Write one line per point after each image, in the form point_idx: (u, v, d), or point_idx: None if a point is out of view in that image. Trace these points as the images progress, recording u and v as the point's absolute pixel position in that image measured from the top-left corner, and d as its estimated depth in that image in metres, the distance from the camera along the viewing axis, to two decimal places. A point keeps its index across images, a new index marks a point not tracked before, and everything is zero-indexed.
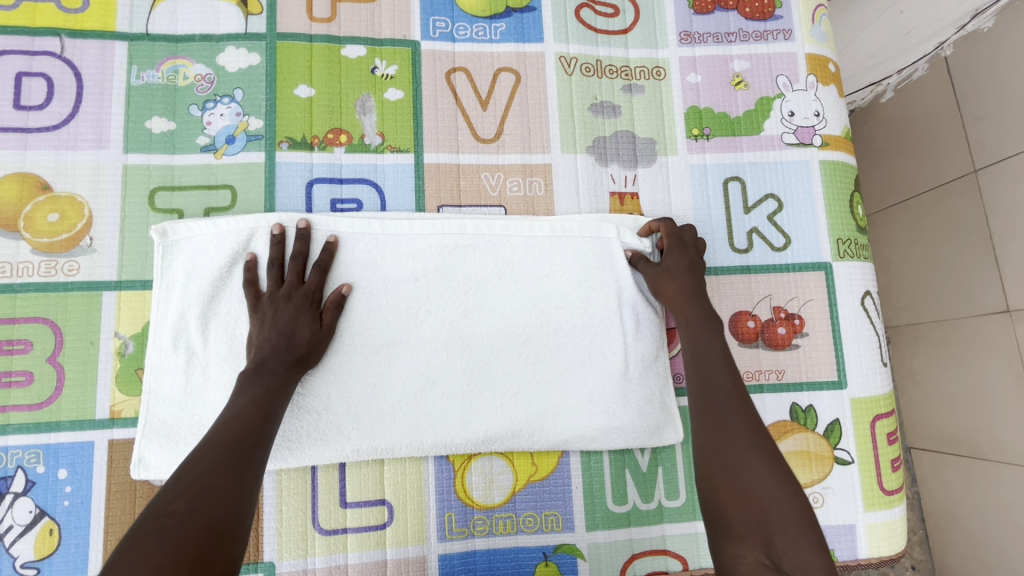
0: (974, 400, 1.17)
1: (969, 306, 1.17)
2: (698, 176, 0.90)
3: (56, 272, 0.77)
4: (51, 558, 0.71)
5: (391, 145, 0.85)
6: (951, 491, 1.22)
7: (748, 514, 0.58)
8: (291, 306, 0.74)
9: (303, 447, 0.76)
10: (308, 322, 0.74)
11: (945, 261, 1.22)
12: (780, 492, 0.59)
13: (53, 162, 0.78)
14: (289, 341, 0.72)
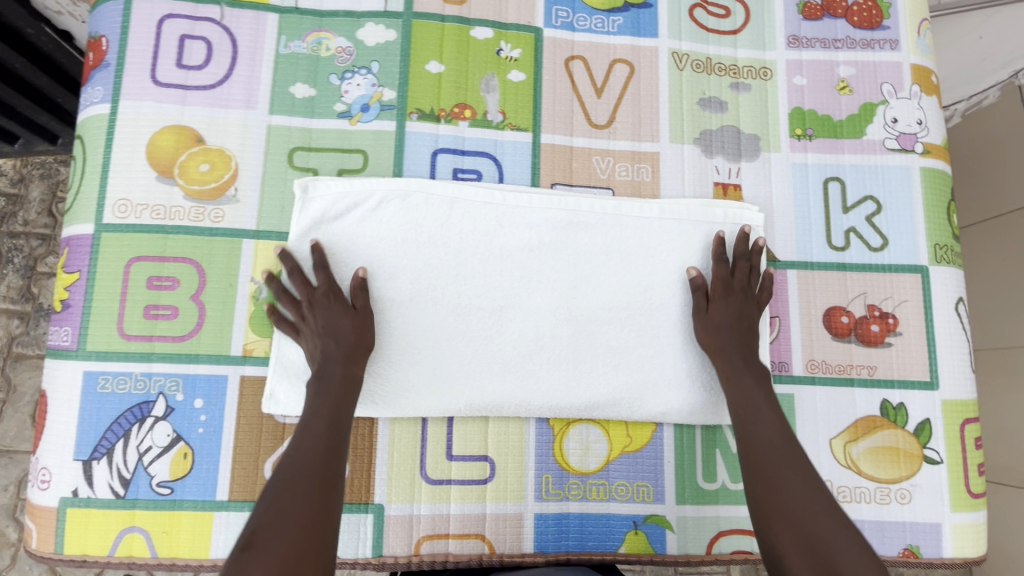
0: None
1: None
2: (800, 173, 0.94)
3: (204, 218, 0.83)
4: (184, 479, 0.77)
5: (511, 123, 0.90)
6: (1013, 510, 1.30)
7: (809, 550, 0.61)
8: (333, 302, 0.76)
9: (419, 398, 0.81)
10: (344, 314, 0.76)
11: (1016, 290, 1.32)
12: (844, 534, 0.62)
13: (207, 117, 0.85)
14: (333, 335, 0.75)
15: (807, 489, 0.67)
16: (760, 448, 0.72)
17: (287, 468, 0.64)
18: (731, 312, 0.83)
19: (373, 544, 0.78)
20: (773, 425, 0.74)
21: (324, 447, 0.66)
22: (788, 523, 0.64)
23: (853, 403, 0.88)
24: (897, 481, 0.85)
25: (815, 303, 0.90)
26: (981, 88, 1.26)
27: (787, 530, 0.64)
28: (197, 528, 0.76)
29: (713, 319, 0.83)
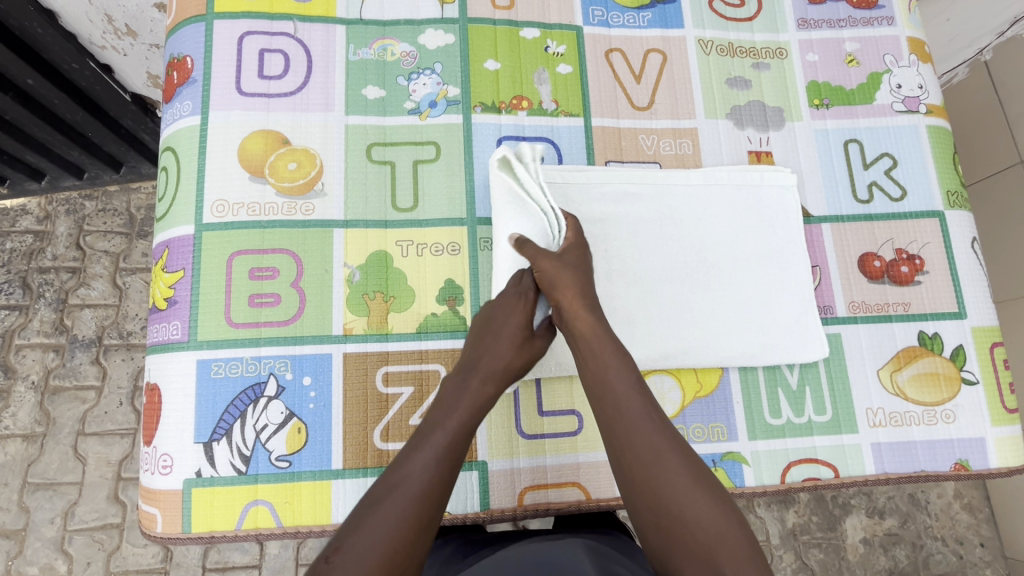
0: None
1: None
2: (822, 138, 1.05)
3: (297, 211, 0.90)
4: (301, 452, 0.82)
5: (564, 110, 0.99)
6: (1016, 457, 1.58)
7: (698, 557, 0.63)
8: (511, 320, 0.80)
9: None
10: (515, 328, 0.80)
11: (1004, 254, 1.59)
12: (740, 551, 0.63)
13: (291, 122, 0.93)
14: (495, 351, 0.78)
15: (690, 500, 0.65)
16: (643, 454, 0.68)
17: (398, 478, 0.65)
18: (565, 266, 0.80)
19: (479, 498, 0.84)
20: (659, 433, 0.69)
21: (441, 458, 0.67)
22: (686, 533, 0.64)
23: (894, 337, 0.97)
24: (941, 402, 0.94)
25: (849, 251, 1.01)
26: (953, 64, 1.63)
27: (681, 544, 0.64)
28: (317, 497, 0.81)
29: (576, 267, 0.82)
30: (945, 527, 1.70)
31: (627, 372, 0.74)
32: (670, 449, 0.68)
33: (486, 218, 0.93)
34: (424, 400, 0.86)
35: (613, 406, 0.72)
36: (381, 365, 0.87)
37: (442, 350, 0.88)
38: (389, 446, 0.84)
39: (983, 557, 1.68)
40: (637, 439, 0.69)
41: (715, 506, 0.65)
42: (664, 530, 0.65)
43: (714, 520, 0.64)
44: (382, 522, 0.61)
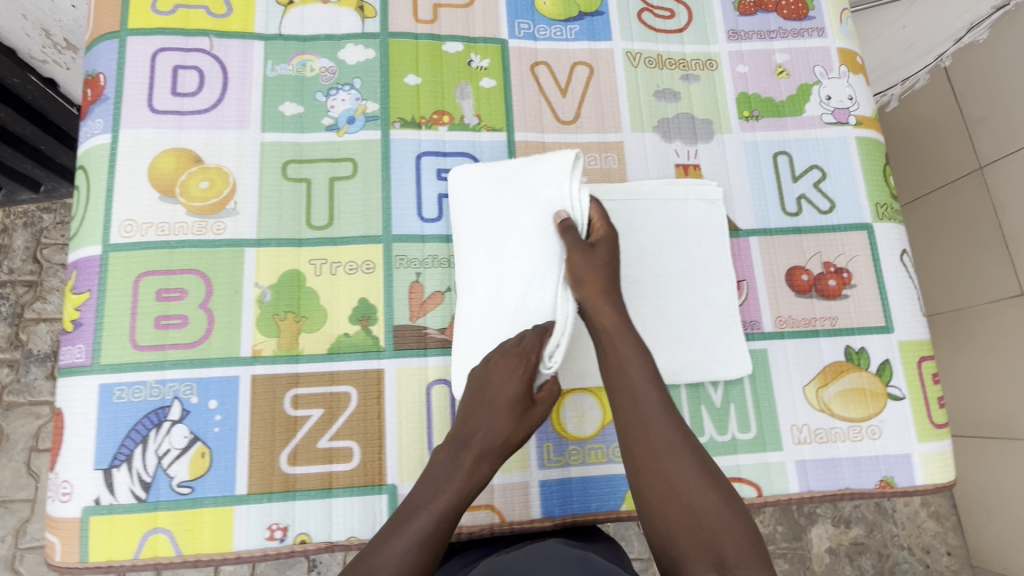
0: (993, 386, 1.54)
1: (991, 293, 1.52)
2: (751, 150, 1.04)
3: (207, 230, 0.88)
4: (204, 478, 0.80)
5: (486, 125, 0.98)
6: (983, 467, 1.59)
7: (703, 542, 0.65)
8: (513, 390, 0.76)
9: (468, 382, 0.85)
10: (513, 399, 0.76)
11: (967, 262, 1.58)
12: (741, 537, 0.65)
13: (203, 139, 0.91)
14: (496, 424, 0.75)
15: (697, 489, 0.68)
16: (654, 446, 0.72)
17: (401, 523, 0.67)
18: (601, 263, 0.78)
19: None
20: (672, 425, 0.73)
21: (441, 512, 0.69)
22: (689, 519, 0.67)
23: (821, 352, 0.96)
24: (866, 419, 0.93)
25: (777, 265, 0.99)
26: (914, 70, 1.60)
27: (684, 529, 0.67)
28: (220, 524, 0.79)
29: (600, 258, 0.79)
30: (912, 536, 1.68)
31: (648, 366, 0.76)
32: (682, 443, 0.72)
33: (402, 236, 0.91)
34: (335, 422, 0.85)
35: (630, 399, 0.75)
36: (291, 387, 0.85)
37: (353, 371, 0.87)
38: (297, 469, 0.82)
39: (949, 566, 1.67)
40: (654, 428, 0.73)
41: (716, 496, 0.68)
42: (668, 515, 0.68)
43: (714, 511, 0.67)
44: (390, 555, 0.63)
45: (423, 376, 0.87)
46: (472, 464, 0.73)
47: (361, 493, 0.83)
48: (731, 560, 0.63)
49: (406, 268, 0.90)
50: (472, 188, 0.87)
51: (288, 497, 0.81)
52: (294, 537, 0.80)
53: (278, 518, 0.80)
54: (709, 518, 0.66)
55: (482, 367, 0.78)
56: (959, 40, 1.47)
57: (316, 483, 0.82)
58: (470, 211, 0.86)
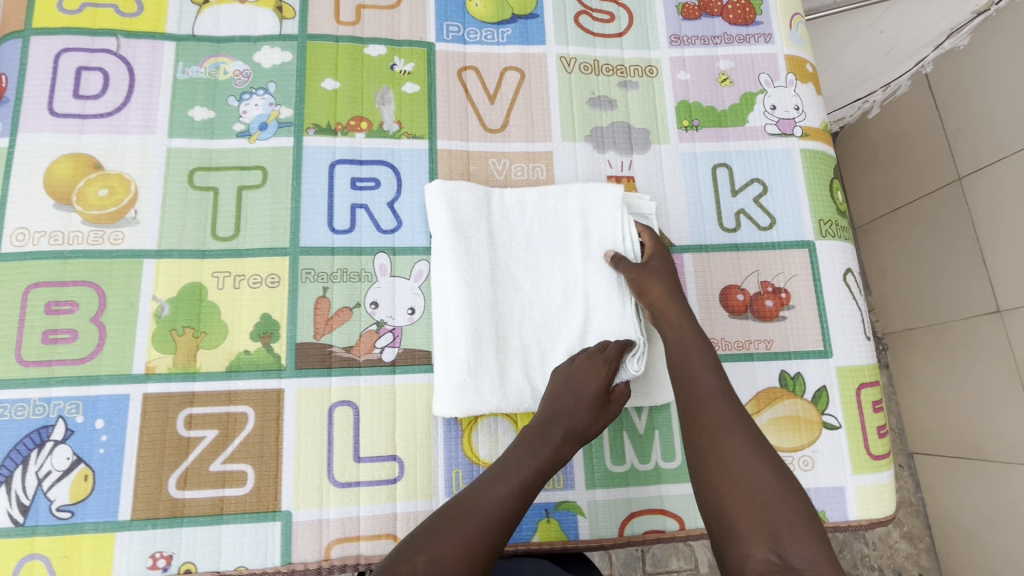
0: (975, 406, 1.40)
1: (967, 308, 1.42)
2: (689, 162, 0.98)
3: (103, 240, 0.84)
4: (85, 502, 0.77)
5: (407, 132, 0.94)
6: (955, 494, 1.46)
7: (757, 515, 0.63)
8: (593, 384, 0.78)
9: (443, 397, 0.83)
10: (596, 393, 0.78)
11: (944, 274, 1.48)
12: (794, 510, 0.63)
13: (105, 144, 0.87)
14: (579, 411, 0.76)
15: (750, 465, 0.67)
16: (713, 426, 0.71)
17: (472, 504, 0.65)
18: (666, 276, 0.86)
19: (281, 551, 0.79)
20: (730, 405, 0.73)
21: (517, 491, 0.67)
22: (743, 493, 0.65)
23: (754, 377, 0.91)
24: (799, 449, 0.88)
25: (711, 282, 0.94)
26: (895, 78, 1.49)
27: (741, 505, 0.64)
28: (99, 551, 0.76)
29: (660, 269, 0.86)
30: (884, 557, 1.52)
31: (710, 357, 0.78)
32: (738, 424, 0.71)
33: (311, 249, 0.87)
34: (229, 444, 0.81)
35: (691, 385, 0.76)
36: (184, 407, 0.81)
37: (252, 391, 0.82)
38: (186, 494, 0.78)
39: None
40: (702, 411, 0.73)
41: (770, 472, 0.66)
42: (722, 492, 0.66)
43: (767, 486, 0.65)
44: (456, 524, 0.62)
45: (326, 398, 0.83)
46: (559, 442, 0.74)
47: (252, 520, 0.79)
48: (788, 536, 0.61)
49: (312, 283, 0.86)
50: (506, 210, 0.89)
51: (174, 524, 0.77)
52: (178, 566, 0.76)
53: (162, 545, 0.77)
54: (760, 493, 0.64)
55: (567, 367, 0.81)
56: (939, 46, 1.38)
57: (205, 509, 0.78)
58: (453, 226, 0.86)
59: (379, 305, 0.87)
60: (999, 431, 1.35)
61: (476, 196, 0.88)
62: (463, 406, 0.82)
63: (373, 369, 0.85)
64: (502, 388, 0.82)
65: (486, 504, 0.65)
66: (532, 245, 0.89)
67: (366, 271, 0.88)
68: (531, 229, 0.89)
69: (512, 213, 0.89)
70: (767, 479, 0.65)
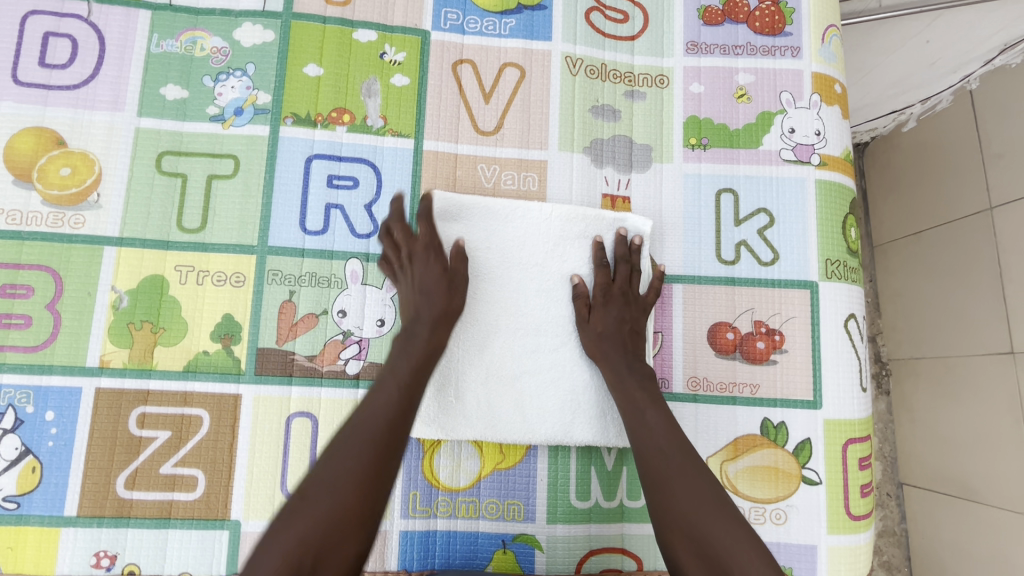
0: (978, 440, 1.32)
1: (978, 346, 1.33)
2: (692, 184, 0.91)
3: (63, 223, 0.80)
4: (31, 494, 0.75)
5: (392, 129, 0.87)
6: (942, 534, 1.41)
7: (709, 572, 0.58)
8: (432, 271, 0.77)
9: (439, 424, 0.79)
10: (440, 277, 0.77)
11: (960, 304, 1.38)
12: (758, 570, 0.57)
13: (70, 119, 0.82)
14: (432, 304, 0.75)
15: (705, 514, 0.61)
16: (665, 474, 0.66)
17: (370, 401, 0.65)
18: (612, 319, 0.80)
19: (227, 560, 0.77)
20: (686, 458, 0.67)
21: (403, 402, 0.65)
22: (695, 550, 0.60)
23: (735, 422, 0.85)
24: (773, 501, 0.84)
25: (701, 318, 0.87)
26: (936, 91, 1.36)
27: (692, 558, 0.60)
28: (43, 544, 0.74)
29: (595, 327, 0.80)
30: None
31: (663, 413, 0.73)
32: (691, 470, 0.66)
33: (279, 249, 0.83)
34: (181, 446, 0.78)
35: (644, 434, 0.71)
36: (138, 405, 0.78)
37: (208, 394, 0.79)
38: (134, 495, 0.76)
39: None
40: (659, 478, 0.66)
41: (757, 558, 0.57)
42: (677, 551, 0.61)
43: (726, 542, 0.59)
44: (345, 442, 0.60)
45: (284, 407, 0.80)
46: (427, 336, 0.73)
47: (199, 527, 0.77)
48: None
49: (278, 285, 0.82)
50: (509, 226, 0.84)
51: (120, 524, 0.75)
52: (121, 567, 0.75)
53: (106, 545, 0.75)
54: None
55: (401, 284, 0.79)
56: (988, 61, 1.24)
57: (153, 512, 0.76)
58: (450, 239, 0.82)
59: (347, 314, 0.82)
60: (996, 475, 1.28)
61: (467, 210, 0.83)
62: (443, 426, 0.79)
63: (334, 381, 0.81)
64: (492, 417, 0.80)
65: (375, 420, 0.63)
66: (543, 268, 0.83)
67: (336, 277, 0.83)
68: (542, 250, 0.83)
69: (523, 230, 0.84)
70: None
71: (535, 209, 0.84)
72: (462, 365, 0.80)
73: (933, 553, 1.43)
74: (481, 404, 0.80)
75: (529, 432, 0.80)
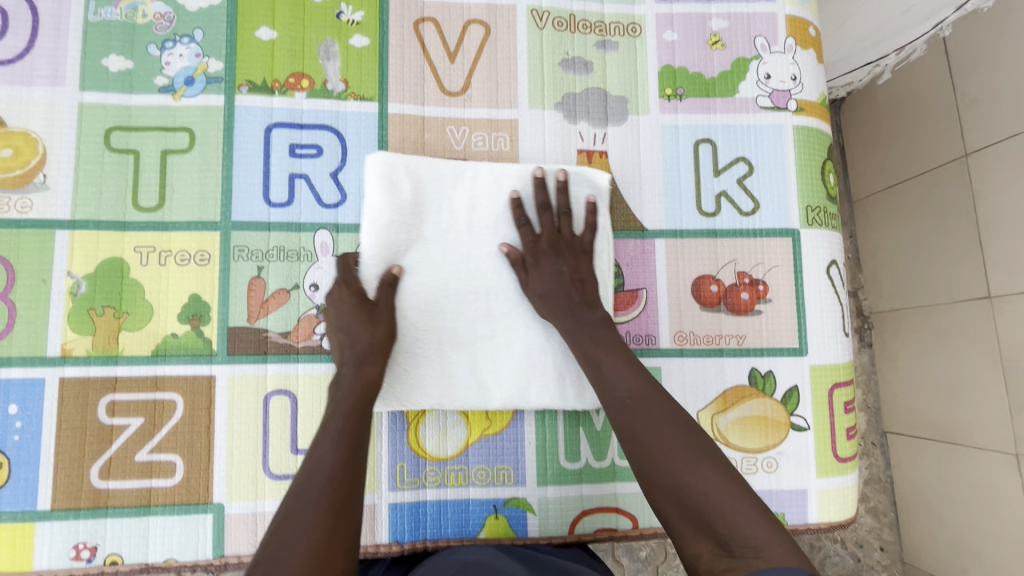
0: (954, 385, 1.37)
1: (955, 294, 1.36)
2: (669, 136, 0.89)
3: (9, 208, 0.76)
4: (0, 491, 0.72)
5: (354, 93, 0.84)
6: (921, 474, 1.46)
7: (695, 517, 0.58)
8: (349, 312, 0.73)
9: (394, 397, 0.77)
10: (358, 319, 0.73)
11: (935, 253, 1.40)
12: (745, 509, 0.56)
13: (6, 97, 0.77)
14: (353, 342, 0.72)
15: (682, 461, 0.61)
16: (637, 425, 0.65)
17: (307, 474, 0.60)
18: (550, 274, 0.77)
19: (213, 544, 0.75)
20: (654, 405, 0.66)
21: (342, 454, 0.62)
22: (678, 499, 0.59)
23: (722, 374, 0.85)
24: (763, 450, 0.84)
25: (684, 272, 0.86)
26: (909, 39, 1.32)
27: (674, 505, 0.59)
28: (18, 541, 0.72)
29: (536, 289, 0.78)
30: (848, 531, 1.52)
31: (625, 358, 0.71)
32: (660, 417, 0.64)
33: (244, 224, 0.79)
34: (156, 432, 0.75)
35: (608, 386, 0.69)
36: (107, 392, 0.75)
37: (180, 377, 0.76)
38: (110, 485, 0.74)
39: (882, 563, 1.51)
40: (632, 430, 0.65)
41: (742, 496, 0.57)
42: (660, 501, 0.61)
43: (708, 486, 0.58)
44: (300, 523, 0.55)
45: (261, 386, 0.77)
46: (352, 374, 0.70)
47: (182, 513, 0.75)
48: (731, 531, 0.55)
49: (246, 262, 0.79)
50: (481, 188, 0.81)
51: (98, 514, 0.73)
52: (103, 558, 0.73)
53: (85, 537, 0.73)
54: (734, 532, 0.55)
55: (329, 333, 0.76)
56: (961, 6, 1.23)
57: (132, 500, 0.74)
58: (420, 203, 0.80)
59: (320, 288, 0.80)
60: (973, 415, 1.32)
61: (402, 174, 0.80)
62: (398, 399, 0.77)
63: (311, 356, 0.78)
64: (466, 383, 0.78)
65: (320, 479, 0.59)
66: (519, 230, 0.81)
67: (306, 250, 0.80)
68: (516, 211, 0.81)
69: (498, 190, 0.82)
70: (751, 521, 0.55)
71: (456, 173, 0.81)
72: (411, 338, 0.77)
73: (916, 494, 1.47)
74: (437, 374, 0.78)
75: (508, 395, 0.79)
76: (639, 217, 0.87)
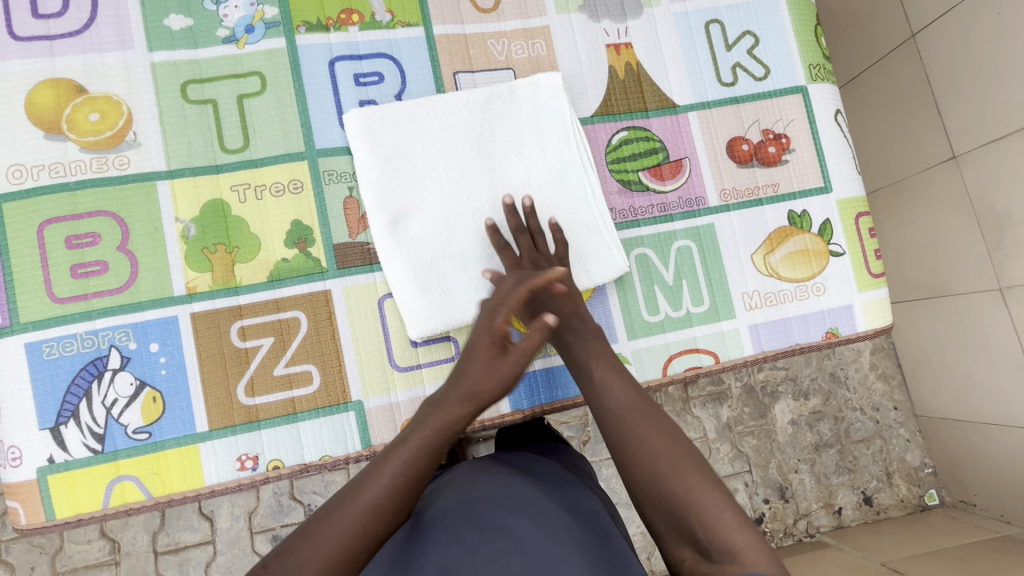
0: (943, 251, 1.41)
1: (927, 159, 1.40)
2: (682, 22, 0.99)
3: (109, 167, 0.80)
4: (159, 421, 0.78)
5: (400, 21, 0.91)
6: (927, 339, 1.51)
7: (677, 526, 0.60)
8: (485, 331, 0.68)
9: (440, 318, 0.83)
10: (492, 340, 0.67)
11: (904, 128, 1.45)
12: (731, 517, 0.58)
13: (83, 65, 0.81)
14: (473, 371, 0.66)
15: (673, 470, 0.62)
16: (626, 432, 0.66)
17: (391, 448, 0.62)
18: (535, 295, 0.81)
19: (360, 437, 0.83)
20: (645, 417, 0.67)
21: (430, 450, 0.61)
22: (664, 507, 0.61)
23: (765, 220, 0.97)
24: (811, 277, 0.96)
25: (716, 137, 0.98)
26: None
27: (660, 514, 0.62)
28: (185, 462, 0.78)
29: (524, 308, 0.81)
30: (863, 397, 1.58)
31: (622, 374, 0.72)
32: (651, 428, 0.65)
33: (328, 151, 0.86)
34: (287, 348, 0.82)
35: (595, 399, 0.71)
36: (235, 320, 0.81)
37: (299, 296, 0.83)
38: (257, 400, 0.81)
39: (898, 421, 1.59)
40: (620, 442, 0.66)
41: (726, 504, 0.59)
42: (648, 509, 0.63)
43: (697, 494, 0.60)
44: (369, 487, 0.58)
45: (374, 292, 0.85)
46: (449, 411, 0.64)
47: (326, 415, 0.82)
48: (715, 541, 0.58)
49: (337, 184, 0.86)
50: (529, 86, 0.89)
51: (252, 428, 0.80)
52: (266, 464, 0.80)
53: (246, 448, 0.80)
54: (717, 540, 0.57)
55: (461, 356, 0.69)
56: None
57: (280, 410, 0.81)
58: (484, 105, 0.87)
59: None
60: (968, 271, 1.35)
61: (390, 121, 0.84)
62: (440, 320, 0.83)
63: None
64: None
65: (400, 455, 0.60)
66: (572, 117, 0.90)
67: None
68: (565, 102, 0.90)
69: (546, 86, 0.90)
70: (738, 530, 0.58)
71: (424, 113, 0.85)
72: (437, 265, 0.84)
73: (920, 354, 1.54)
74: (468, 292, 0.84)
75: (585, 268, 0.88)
76: (671, 95, 0.98)
